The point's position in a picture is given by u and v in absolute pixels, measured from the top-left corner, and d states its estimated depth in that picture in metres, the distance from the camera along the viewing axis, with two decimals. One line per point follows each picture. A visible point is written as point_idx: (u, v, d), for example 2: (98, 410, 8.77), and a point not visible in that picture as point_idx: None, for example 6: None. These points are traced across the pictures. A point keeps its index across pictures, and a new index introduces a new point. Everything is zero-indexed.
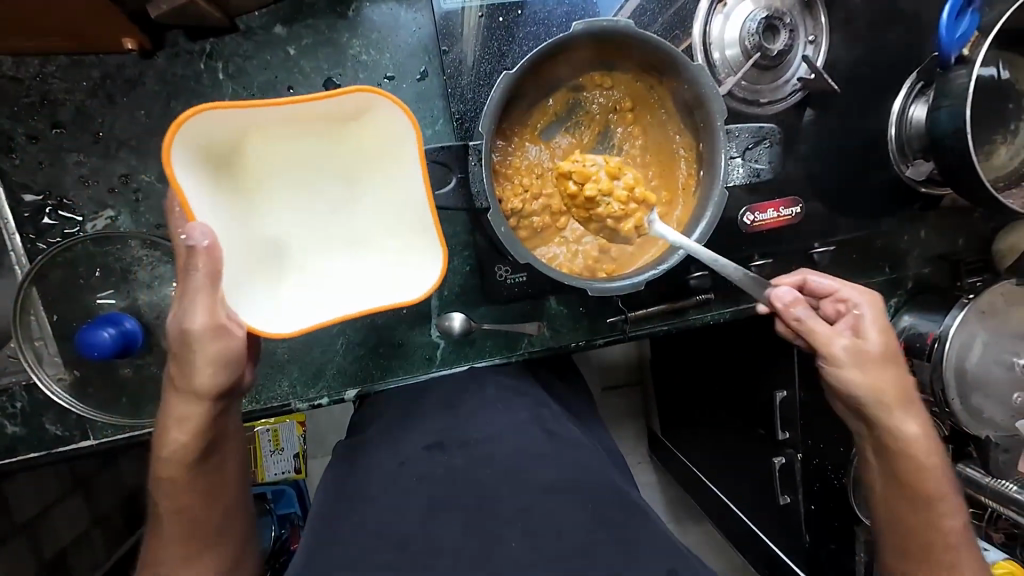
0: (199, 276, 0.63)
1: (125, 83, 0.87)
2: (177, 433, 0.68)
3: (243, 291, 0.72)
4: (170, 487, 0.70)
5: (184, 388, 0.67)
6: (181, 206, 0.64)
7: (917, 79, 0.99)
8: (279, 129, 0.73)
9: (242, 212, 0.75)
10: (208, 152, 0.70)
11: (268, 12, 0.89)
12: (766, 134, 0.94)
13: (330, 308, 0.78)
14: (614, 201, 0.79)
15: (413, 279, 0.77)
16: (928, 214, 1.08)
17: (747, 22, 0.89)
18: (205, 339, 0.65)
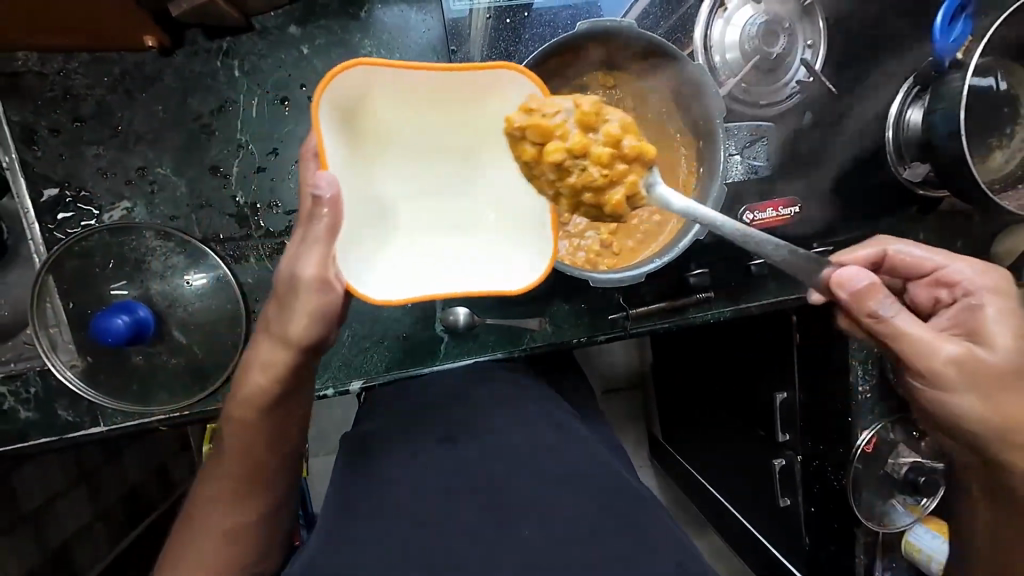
0: (322, 226, 0.61)
1: (145, 79, 0.90)
2: (259, 376, 0.67)
3: (354, 256, 0.69)
4: (242, 425, 0.69)
5: (278, 332, 0.66)
6: (320, 154, 0.64)
7: (913, 84, 0.99)
8: (413, 99, 0.72)
9: (363, 177, 0.73)
10: (342, 112, 0.68)
11: (283, 12, 0.92)
12: (763, 132, 0.99)
13: (437, 285, 0.76)
14: (596, 161, 0.65)
15: (517, 261, 0.79)
16: (927, 217, 1.09)
17: (747, 26, 0.92)
18: (309, 290, 0.63)
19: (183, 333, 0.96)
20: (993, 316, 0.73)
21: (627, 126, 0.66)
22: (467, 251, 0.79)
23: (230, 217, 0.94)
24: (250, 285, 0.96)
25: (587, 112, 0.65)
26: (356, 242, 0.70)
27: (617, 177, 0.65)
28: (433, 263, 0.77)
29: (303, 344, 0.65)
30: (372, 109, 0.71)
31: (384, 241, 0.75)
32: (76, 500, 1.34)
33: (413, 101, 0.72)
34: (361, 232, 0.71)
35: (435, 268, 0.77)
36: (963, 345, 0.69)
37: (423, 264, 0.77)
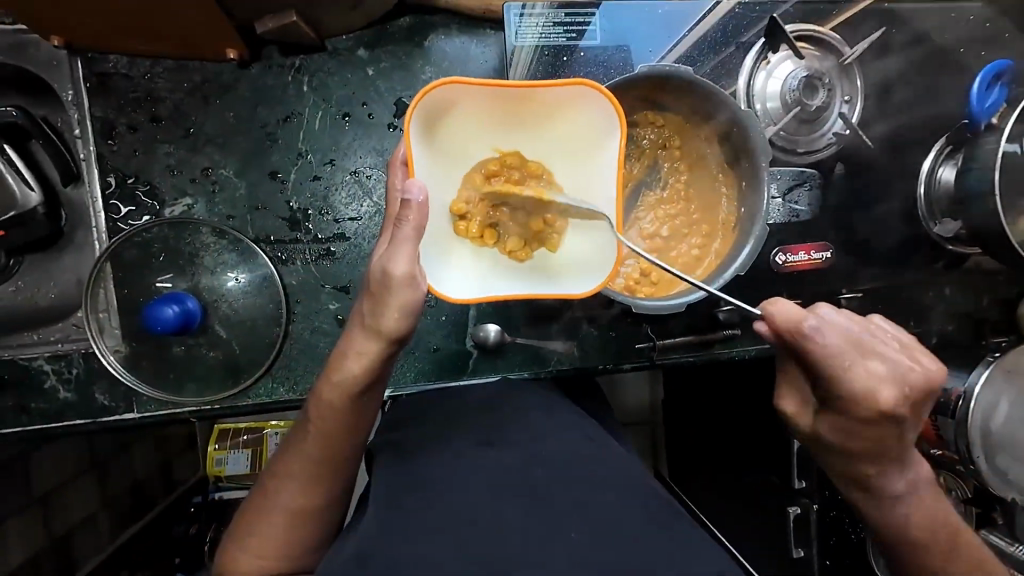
0: (410, 228, 0.66)
1: (221, 88, 0.96)
2: (353, 364, 0.69)
3: (434, 258, 0.74)
4: (326, 409, 0.71)
5: (372, 324, 0.68)
6: (409, 163, 0.69)
7: (946, 143, 1.04)
8: (491, 109, 0.76)
9: (444, 180, 0.77)
10: (428, 122, 0.72)
11: (354, 36, 0.99)
12: (807, 178, 1.03)
13: (507, 287, 0.79)
14: (510, 220, 0.80)
15: (579, 271, 0.80)
16: (953, 272, 1.11)
17: (789, 79, 0.96)
18: (400, 286, 0.66)
19: (224, 328, 0.99)
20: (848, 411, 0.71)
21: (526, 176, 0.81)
22: (533, 255, 0.82)
23: (282, 220, 0.98)
24: (293, 286, 0.99)
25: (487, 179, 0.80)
26: (433, 244, 0.75)
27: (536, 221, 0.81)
28: (502, 264, 0.80)
29: (394, 336, 0.68)
30: (453, 117, 0.75)
31: (459, 240, 0.79)
32: (85, 488, 1.33)
33: (490, 111, 0.76)
34: (437, 233, 0.76)
35: (506, 270, 0.80)
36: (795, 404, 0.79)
37: (493, 265, 0.80)
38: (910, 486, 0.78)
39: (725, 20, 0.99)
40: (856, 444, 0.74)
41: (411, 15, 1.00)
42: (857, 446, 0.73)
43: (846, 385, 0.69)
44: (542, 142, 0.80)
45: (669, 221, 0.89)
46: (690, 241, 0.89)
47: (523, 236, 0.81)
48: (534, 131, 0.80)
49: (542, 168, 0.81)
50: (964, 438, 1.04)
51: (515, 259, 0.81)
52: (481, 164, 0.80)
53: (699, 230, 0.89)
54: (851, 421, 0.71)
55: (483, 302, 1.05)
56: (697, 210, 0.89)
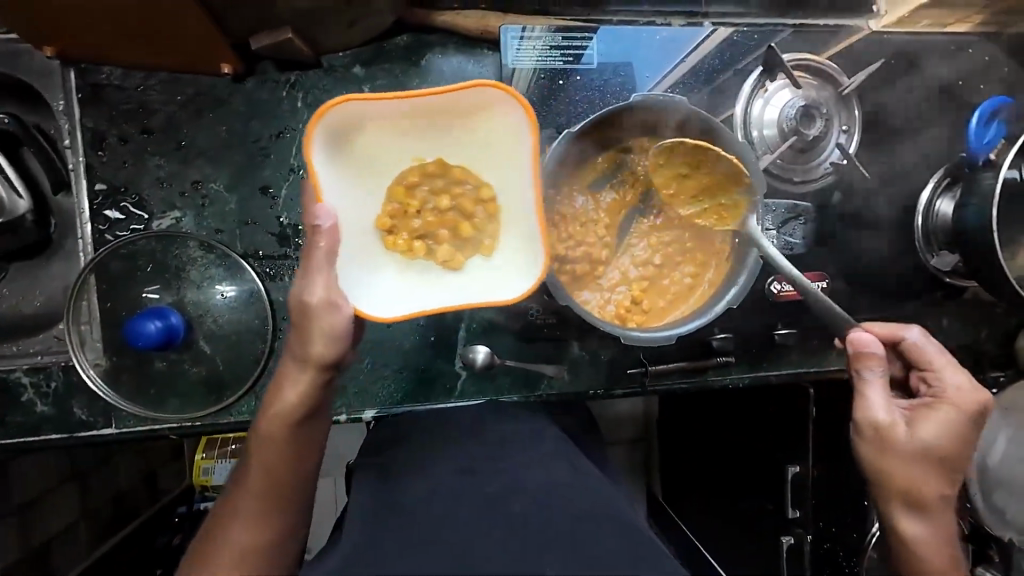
0: (321, 250, 0.66)
1: (215, 101, 0.96)
2: (290, 391, 0.71)
3: (358, 276, 0.75)
4: (265, 441, 0.71)
5: (302, 351, 0.70)
6: (313, 187, 0.70)
7: (944, 175, 1.03)
8: (400, 122, 0.77)
9: (364, 197, 0.78)
10: (334, 142, 0.73)
11: (351, 53, 0.99)
12: (801, 211, 1.02)
13: (441, 296, 0.78)
14: (438, 229, 0.80)
15: (514, 274, 0.79)
16: (951, 303, 1.10)
17: (786, 107, 0.96)
18: (319, 311, 0.68)
19: (209, 343, 0.97)
20: (945, 419, 0.83)
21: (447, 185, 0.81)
22: (469, 262, 0.81)
23: (271, 235, 0.97)
24: (280, 303, 0.98)
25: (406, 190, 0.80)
26: (356, 263, 0.75)
27: (467, 228, 0.80)
28: (435, 273, 0.80)
29: (325, 361, 0.70)
30: (363, 134, 0.76)
31: (387, 254, 0.79)
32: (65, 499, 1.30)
33: (399, 125, 0.77)
34: (362, 252, 0.77)
35: (440, 278, 0.80)
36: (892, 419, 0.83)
37: (426, 276, 0.80)
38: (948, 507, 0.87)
39: (723, 47, 0.99)
40: (947, 442, 0.83)
41: (408, 33, 0.99)
42: (955, 449, 0.83)
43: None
44: (463, 148, 0.80)
45: (662, 248, 0.88)
46: (682, 269, 0.88)
47: (453, 244, 0.80)
48: (453, 138, 0.80)
49: (466, 174, 0.81)
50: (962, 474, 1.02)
51: (448, 267, 0.80)
52: (401, 176, 0.80)
53: (692, 259, 0.88)
54: (947, 427, 0.83)
55: (473, 323, 1.04)
56: (691, 239, 0.88)
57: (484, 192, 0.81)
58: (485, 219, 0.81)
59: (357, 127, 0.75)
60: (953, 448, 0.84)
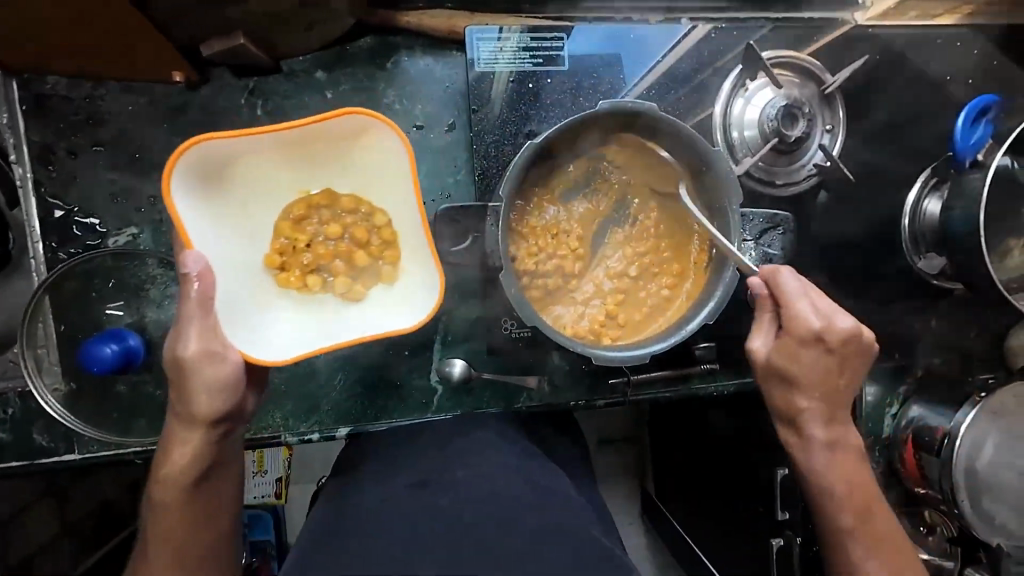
0: (192, 300, 0.64)
1: (170, 110, 0.91)
2: (177, 454, 0.66)
3: (246, 320, 0.73)
4: (161, 511, 0.67)
5: (186, 412, 0.66)
6: (180, 235, 0.67)
7: (931, 174, 1.00)
8: (274, 154, 0.75)
9: (248, 237, 0.76)
10: (203, 184, 0.71)
11: (312, 57, 0.94)
12: (779, 221, 0.95)
13: (338, 330, 0.76)
14: (332, 261, 0.78)
15: (417, 302, 0.76)
16: (939, 304, 1.07)
17: (767, 107, 0.92)
18: (199, 365, 0.64)
19: None
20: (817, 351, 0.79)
21: (334, 214, 0.79)
22: (371, 292, 0.79)
23: None
24: None
25: (292, 222, 0.78)
26: (241, 307, 0.73)
27: (363, 256, 0.78)
28: (334, 307, 0.78)
29: (213, 415, 0.66)
30: (238, 171, 0.74)
31: (282, 291, 0.78)
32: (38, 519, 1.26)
33: (274, 157, 0.75)
34: (251, 293, 0.75)
35: (339, 311, 0.78)
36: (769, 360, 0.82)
37: (324, 311, 0.78)
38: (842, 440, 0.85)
39: (700, 45, 0.95)
40: (817, 379, 0.80)
41: (372, 35, 0.95)
42: (830, 376, 0.81)
43: (805, 320, 0.77)
44: (350, 173, 0.78)
45: (637, 259, 0.85)
46: (659, 280, 0.85)
47: (350, 275, 0.79)
48: (338, 167, 0.78)
49: (357, 202, 0.79)
50: (949, 479, 0.99)
51: (347, 299, 0.79)
52: (287, 211, 0.78)
53: (669, 270, 0.85)
54: (817, 356, 0.79)
55: (448, 336, 1.00)
56: (667, 249, 0.85)
57: (378, 217, 0.78)
58: (382, 244, 0.79)
59: (228, 164, 0.72)
60: (824, 384, 0.81)
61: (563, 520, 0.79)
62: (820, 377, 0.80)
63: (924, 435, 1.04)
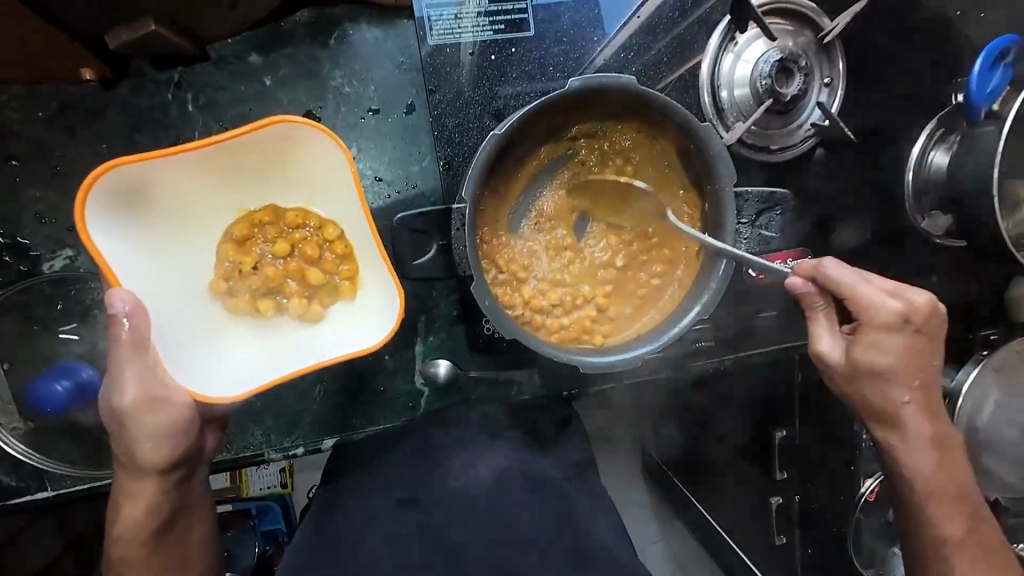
0: (119, 354, 0.63)
1: (87, 114, 0.81)
2: (131, 510, 0.70)
3: (195, 353, 0.70)
4: (125, 564, 0.72)
5: (134, 464, 0.69)
6: (105, 274, 0.64)
7: (937, 125, 0.92)
8: (203, 175, 0.70)
9: (187, 264, 0.72)
10: (126, 214, 0.66)
11: (243, 38, 0.82)
12: (778, 201, 0.85)
13: (299, 355, 0.72)
14: (286, 281, 0.74)
15: (371, 322, 0.72)
16: (941, 262, 1.01)
17: (760, 63, 0.83)
18: (139, 412, 0.66)
19: None
20: (888, 336, 0.76)
21: (279, 230, 0.74)
22: (329, 310, 0.75)
23: None
24: None
25: (237, 242, 0.73)
26: (188, 340, 0.70)
27: (321, 272, 0.74)
28: (292, 329, 0.74)
29: (159, 466, 0.69)
30: (166, 195, 0.69)
31: (232, 317, 0.73)
32: None
33: (203, 177, 0.70)
34: (198, 324, 0.71)
35: (297, 333, 0.74)
36: (838, 347, 0.80)
37: (281, 334, 0.74)
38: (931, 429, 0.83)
39: None
40: (905, 365, 0.78)
41: (310, 8, 0.83)
42: (910, 363, 0.78)
43: (880, 308, 0.75)
44: (291, 186, 0.74)
45: (625, 247, 0.80)
46: (650, 268, 0.80)
47: (306, 294, 0.75)
48: (276, 180, 0.73)
49: (303, 216, 0.75)
50: None
51: (304, 320, 0.74)
52: (228, 232, 0.74)
53: (658, 256, 0.79)
54: (893, 341, 0.76)
55: (429, 335, 0.93)
56: (655, 234, 0.80)
57: (326, 231, 0.74)
58: (334, 260, 0.75)
59: (151, 189, 0.68)
60: (915, 368, 0.78)
61: None
62: (907, 364, 0.78)
63: None
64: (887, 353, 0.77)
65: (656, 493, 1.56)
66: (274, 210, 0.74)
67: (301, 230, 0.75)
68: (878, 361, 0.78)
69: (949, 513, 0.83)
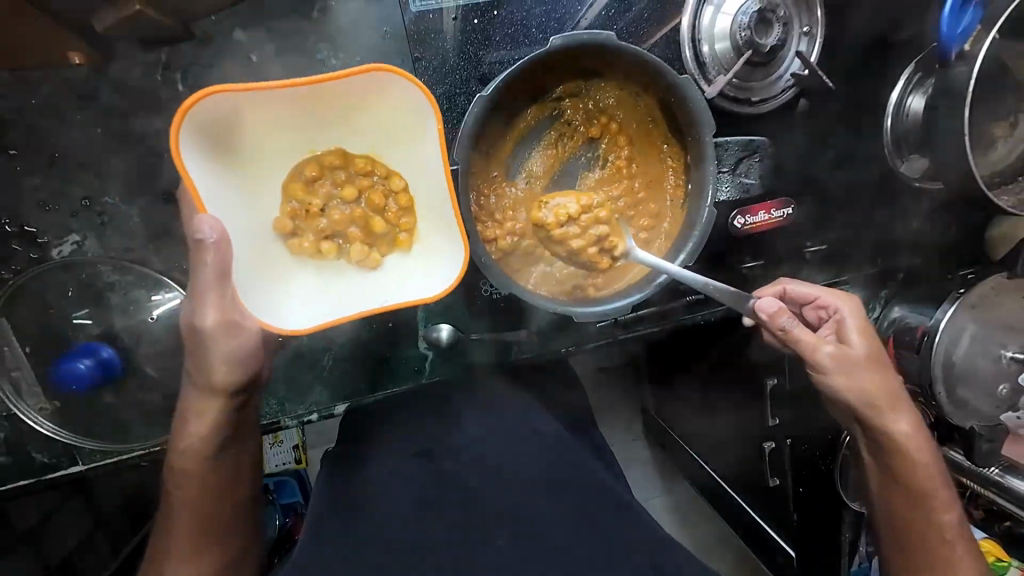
0: (208, 271, 0.63)
1: (79, 98, 0.82)
2: (196, 425, 0.71)
3: (262, 289, 0.72)
4: (183, 477, 0.73)
5: (204, 384, 0.70)
6: (192, 196, 0.64)
7: (915, 70, 0.94)
8: (283, 113, 0.70)
9: (258, 201, 0.74)
10: (210, 140, 0.67)
11: (226, 15, 0.83)
12: (756, 148, 0.92)
13: (359, 299, 0.76)
14: (348, 227, 0.76)
15: (436, 274, 0.75)
16: (921, 204, 1.04)
17: (739, 14, 0.84)
18: (218, 335, 0.66)
19: (153, 365, 0.90)
20: (851, 322, 0.85)
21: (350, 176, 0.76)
22: (386, 259, 0.78)
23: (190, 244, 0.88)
24: None
25: (303, 183, 0.75)
26: (257, 274, 0.72)
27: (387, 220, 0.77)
28: (351, 275, 0.77)
29: (228, 388, 0.70)
30: (252, 129, 0.71)
31: (296, 258, 0.76)
32: None
33: (282, 115, 0.71)
34: (264, 260, 0.73)
35: (354, 279, 0.77)
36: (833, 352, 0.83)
37: (340, 280, 0.77)
38: (905, 413, 0.87)
39: None
40: (872, 345, 0.85)
41: None
42: (878, 347, 0.85)
43: (836, 302, 0.87)
44: (360, 130, 0.75)
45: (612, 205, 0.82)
46: (636, 223, 0.83)
47: (367, 241, 0.77)
48: (348, 124, 0.74)
49: (371, 164, 0.76)
50: (927, 374, 1.02)
51: (364, 266, 0.77)
52: (298, 171, 0.75)
53: (645, 211, 0.83)
54: (858, 328, 0.85)
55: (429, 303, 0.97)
56: (642, 189, 0.83)
57: (393, 180, 0.76)
58: (398, 212, 0.77)
59: (233, 123, 0.68)
60: (880, 351, 0.86)
61: (566, 468, 0.85)
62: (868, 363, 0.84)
63: (905, 335, 1.05)
64: (859, 348, 0.84)
65: (656, 447, 1.63)
66: (341, 155, 0.75)
67: (368, 180, 0.77)
68: (857, 347, 0.84)
69: (942, 490, 0.88)
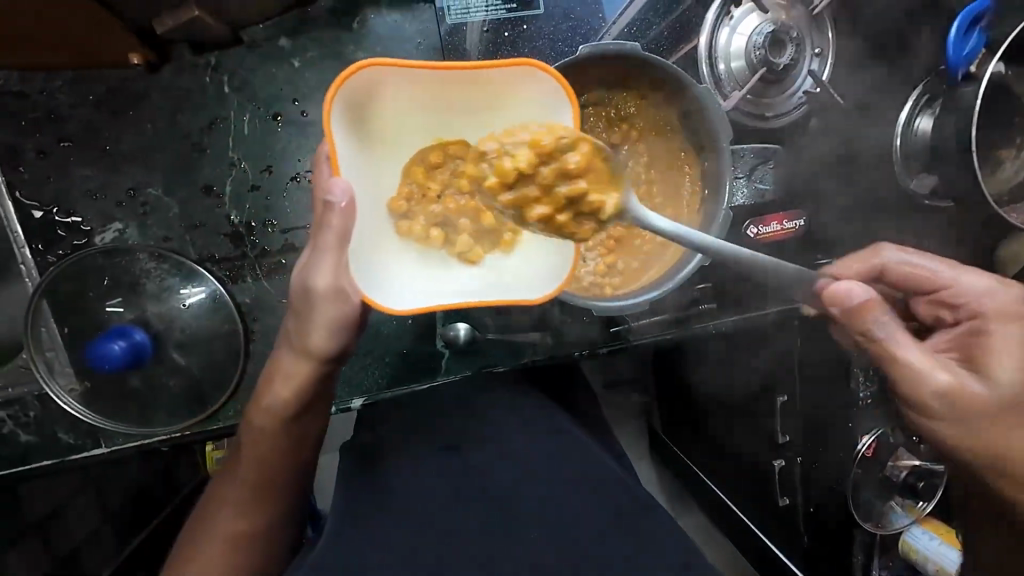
0: (332, 234, 0.63)
1: (133, 96, 0.88)
2: (282, 387, 0.74)
3: (371, 264, 0.67)
4: (258, 433, 0.76)
5: (300, 346, 0.72)
6: (330, 158, 0.63)
7: (922, 92, 0.96)
8: (422, 94, 0.69)
9: (378, 175, 0.70)
10: (354, 109, 0.65)
11: (273, 24, 0.89)
12: (769, 154, 0.96)
13: (461, 292, 0.71)
14: (459, 218, 0.73)
15: (535, 273, 0.73)
16: (930, 221, 1.06)
17: (754, 35, 0.89)
18: (326, 299, 0.67)
19: (180, 352, 0.93)
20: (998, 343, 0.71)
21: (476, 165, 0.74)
22: (490, 256, 0.74)
23: (224, 235, 0.92)
24: (247, 304, 0.94)
25: (425, 167, 0.72)
26: (368, 250, 0.67)
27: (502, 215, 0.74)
28: (451, 266, 0.73)
29: (323, 355, 0.72)
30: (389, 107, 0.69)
31: (403, 242, 0.71)
32: None
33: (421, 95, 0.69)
34: (375, 235, 0.69)
35: (455, 271, 0.73)
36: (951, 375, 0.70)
37: (442, 269, 0.72)
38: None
39: None
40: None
41: None
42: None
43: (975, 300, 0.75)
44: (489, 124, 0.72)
45: None
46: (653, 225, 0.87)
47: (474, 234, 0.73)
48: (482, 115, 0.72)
49: None
50: None
51: (467, 260, 0.73)
52: (421, 156, 0.72)
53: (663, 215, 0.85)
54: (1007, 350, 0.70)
55: None
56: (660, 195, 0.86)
57: None
58: None
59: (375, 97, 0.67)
60: None
61: (578, 467, 0.85)
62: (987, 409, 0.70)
63: None
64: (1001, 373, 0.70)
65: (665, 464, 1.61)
66: (465, 146, 0.73)
67: None
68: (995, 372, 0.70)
69: None
